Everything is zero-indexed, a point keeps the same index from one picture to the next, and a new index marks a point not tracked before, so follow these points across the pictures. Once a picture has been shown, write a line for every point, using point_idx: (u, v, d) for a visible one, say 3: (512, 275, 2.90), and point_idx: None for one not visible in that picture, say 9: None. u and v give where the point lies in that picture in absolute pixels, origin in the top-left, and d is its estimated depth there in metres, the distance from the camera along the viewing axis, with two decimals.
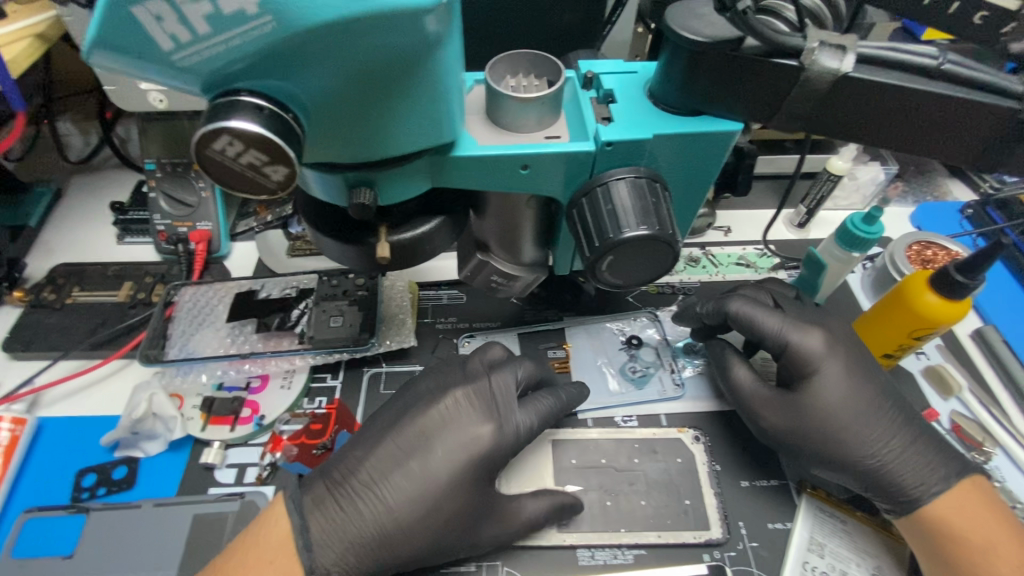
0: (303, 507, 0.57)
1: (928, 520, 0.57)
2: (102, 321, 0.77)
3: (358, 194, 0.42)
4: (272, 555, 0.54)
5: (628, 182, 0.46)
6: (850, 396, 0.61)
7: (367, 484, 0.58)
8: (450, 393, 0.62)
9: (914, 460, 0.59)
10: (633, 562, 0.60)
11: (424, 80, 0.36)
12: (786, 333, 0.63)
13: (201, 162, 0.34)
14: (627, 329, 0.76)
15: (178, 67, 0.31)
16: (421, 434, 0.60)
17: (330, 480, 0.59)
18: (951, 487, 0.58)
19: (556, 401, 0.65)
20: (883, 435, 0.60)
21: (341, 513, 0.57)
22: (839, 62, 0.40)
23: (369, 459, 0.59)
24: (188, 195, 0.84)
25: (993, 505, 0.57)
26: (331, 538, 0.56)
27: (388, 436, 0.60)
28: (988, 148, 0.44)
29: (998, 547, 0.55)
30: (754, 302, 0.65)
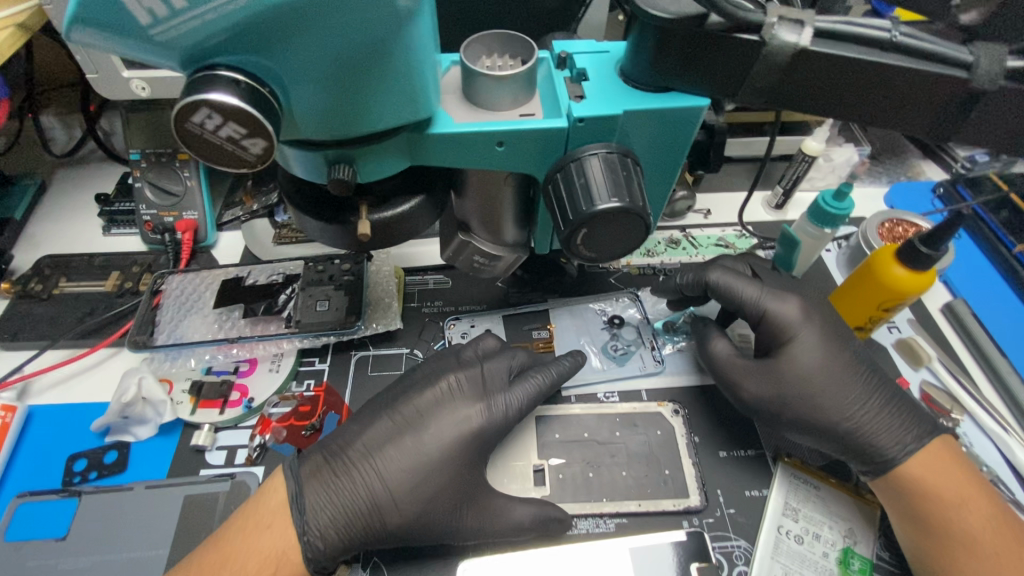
0: (301, 473, 0.58)
1: (902, 480, 0.59)
2: (90, 310, 0.78)
3: (338, 171, 0.44)
4: (271, 519, 0.55)
5: (601, 157, 0.48)
6: (826, 363, 0.63)
7: (363, 453, 0.60)
8: (446, 378, 0.64)
9: (888, 421, 0.61)
10: (615, 530, 0.62)
11: (398, 56, 0.37)
12: (764, 301, 0.65)
13: (180, 134, 0.35)
14: (609, 309, 0.78)
15: (156, 42, 0.32)
16: (416, 411, 0.62)
17: (328, 450, 0.60)
18: (924, 447, 0.60)
19: (546, 377, 0.66)
20: (858, 398, 0.62)
21: (336, 479, 0.58)
22: (797, 36, 0.42)
23: (364, 433, 0.61)
24: (173, 185, 0.84)
25: (961, 463, 0.60)
26: (321, 504, 0.57)
27: (385, 413, 0.62)
28: (942, 117, 0.46)
29: (967, 502, 0.57)
30: (735, 273, 0.67)
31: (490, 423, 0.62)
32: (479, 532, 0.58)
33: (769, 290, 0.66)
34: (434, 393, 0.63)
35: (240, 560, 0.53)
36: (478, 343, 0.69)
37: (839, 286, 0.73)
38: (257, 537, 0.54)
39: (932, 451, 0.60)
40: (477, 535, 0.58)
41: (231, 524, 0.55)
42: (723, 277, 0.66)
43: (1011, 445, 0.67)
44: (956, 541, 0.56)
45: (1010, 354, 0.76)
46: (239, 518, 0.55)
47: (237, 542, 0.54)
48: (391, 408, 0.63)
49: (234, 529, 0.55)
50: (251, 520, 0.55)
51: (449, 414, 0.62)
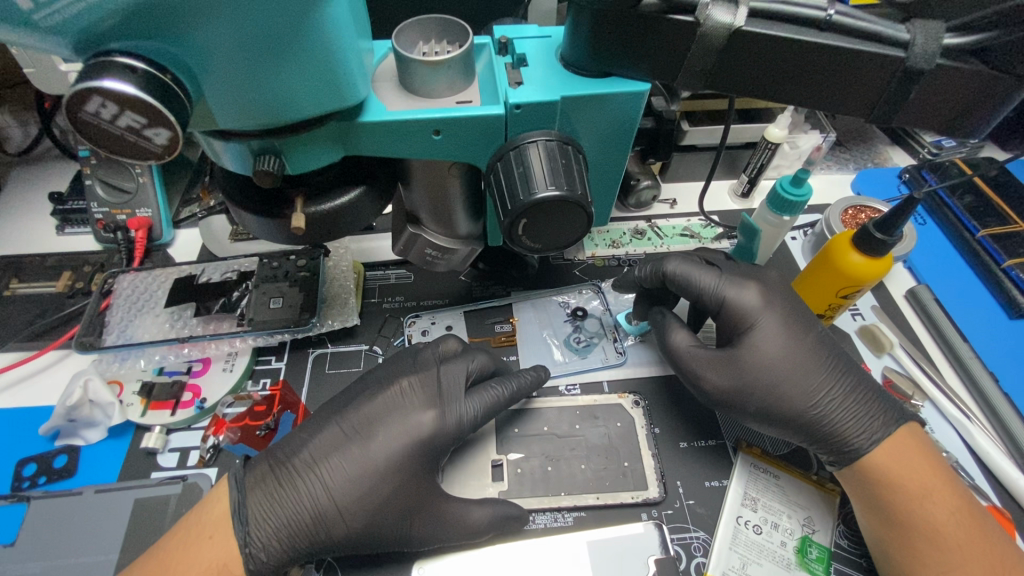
0: (246, 484, 0.57)
1: (868, 470, 0.58)
2: (40, 312, 0.76)
3: (263, 162, 0.42)
4: (212, 530, 0.54)
5: (541, 145, 0.46)
6: (787, 350, 0.62)
7: (309, 464, 0.57)
8: (398, 381, 0.62)
9: (854, 408, 0.60)
10: (573, 524, 0.61)
11: (313, 40, 0.36)
12: (722, 288, 0.64)
13: (76, 123, 0.34)
14: (572, 300, 0.77)
15: (40, 27, 0.31)
16: (367, 417, 0.60)
17: (274, 459, 0.58)
18: (890, 435, 0.59)
19: (505, 389, 0.63)
20: (824, 387, 0.61)
21: (281, 490, 0.56)
22: (732, 16, 0.42)
23: (311, 442, 0.59)
24: (125, 181, 0.82)
25: (930, 453, 0.59)
26: (265, 514, 0.55)
27: (334, 420, 0.60)
28: (882, 98, 0.45)
29: (934, 493, 0.56)
30: (692, 261, 0.66)
31: (441, 424, 0.60)
32: (432, 531, 0.57)
33: (727, 276, 0.65)
34: (383, 397, 0.61)
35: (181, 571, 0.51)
36: (438, 346, 0.66)
37: (802, 270, 0.72)
38: (199, 549, 0.53)
39: (900, 440, 0.59)
40: (432, 537, 0.57)
41: (173, 537, 0.54)
42: (681, 266, 0.65)
43: (971, 431, 0.67)
44: (919, 532, 0.55)
45: (973, 339, 0.76)
46: (181, 530, 0.54)
47: (178, 555, 0.52)
48: (339, 414, 0.61)
49: (175, 545, 0.53)
50: (193, 532, 0.53)
51: (398, 417, 0.59)
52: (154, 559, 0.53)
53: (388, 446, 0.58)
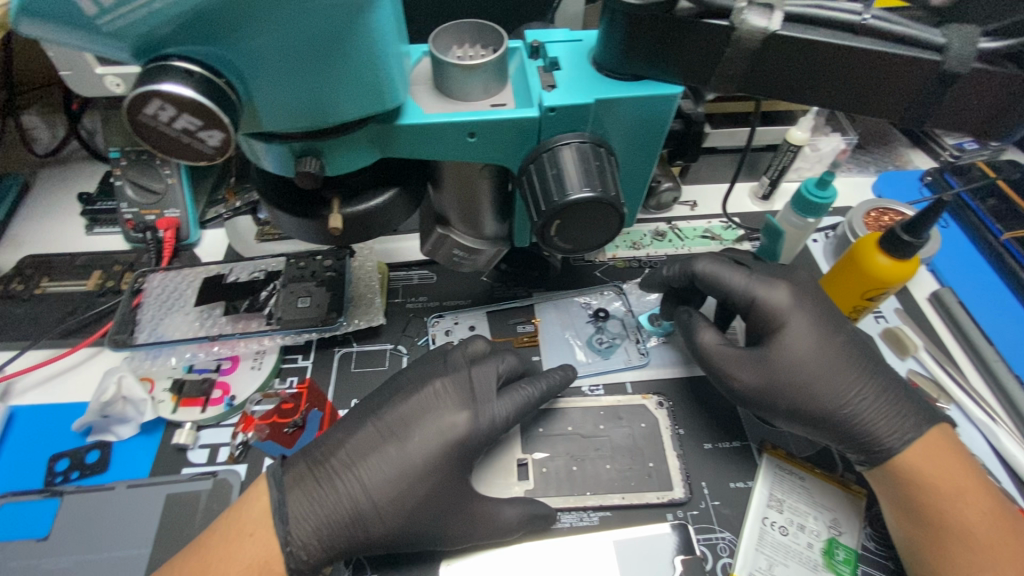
0: (285, 483, 0.57)
1: (899, 471, 0.58)
2: (71, 309, 0.78)
3: (305, 164, 0.43)
4: (253, 528, 0.54)
5: (574, 146, 0.47)
6: (819, 349, 0.62)
7: (342, 463, 0.58)
8: (431, 383, 0.61)
9: (885, 408, 0.60)
10: (598, 523, 0.61)
11: (359, 45, 0.37)
12: (752, 288, 0.64)
13: (134, 125, 0.35)
14: (594, 302, 0.78)
15: (103, 33, 0.32)
16: (401, 418, 0.60)
17: (311, 460, 0.59)
18: (921, 435, 0.59)
19: (535, 389, 0.64)
20: (854, 387, 0.61)
21: (319, 489, 0.57)
22: (768, 20, 0.42)
23: (349, 440, 0.59)
24: (154, 182, 0.84)
25: (962, 454, 0.59)
26: (304, 513, 0.55)
27: (369, 420, 0.60)
28: (915, 101, 0.45)
29: (967, 494, 0.56)
30: (720, 261, 0.66)
31: (476, 425, 0.59)
32: (461, 529, 0.57)
33: (758, 277, 0.65)
34: (416, 395, 0.61)
35: (222, 568, 0.52)
36: (466, 347, 0.66)
37: (829, 270, 0.72)
38: (239, 546, 0.53)
39: (931, 441, 0.59)
40: (460, 536, 0.58)
41: (213, 535, 0.54)
42: (710, 266, 0.66)
43: (998, 434, 0.67)
44: (951, 533, 0.55)
45: (997, 342, 0.75)
46: (221, 526, 0.55)
47: (219, 551, 0.53)
48: (374, 414, 0.61)
49: (216, 541, 0.54)
50: (233, 528, 0.54)
51: (432, 418, 0.59)
52: (198, 556, 0.53)
53: (422, 445, 0.58)
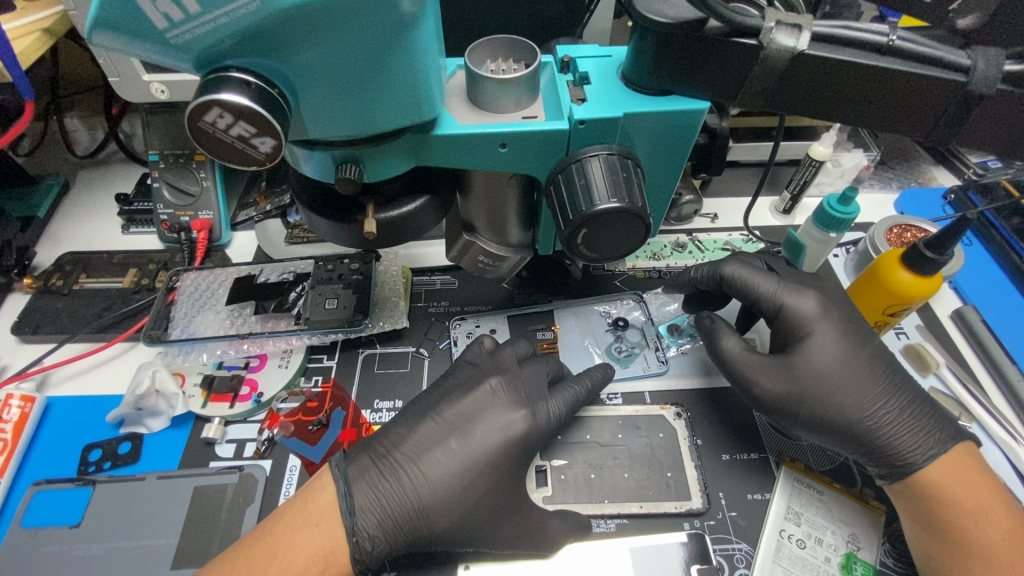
0: (350, 475, 0.59)
1: (919, 485, 0.58)
2: (108, 305, 0.80)
3: (345, 170, 0.45)
4: (319, 518, 0.56)
5: (602, 158, 0.48)
6: (845, 360, 0.62)
7: (410, 457, 0.60)
8: (487, 381, 0.64)
9: (908, 423, 0.60)
10: (616, 531, 0.62)
11: (403, 58, 0.39)
12: (781, 295, 0.65)
13: (192, 131, 0.37)
14: (614, 311, 0.78)
15: (171, 45, 0.34)
16: (459, 414, 0.63)
17: (374, 452, 0.61)
18: (945, 452, 0.59)
19: (582, 387, 0.66)
20: (875, 400, 0.61)
21: (384, 480, 0.59)
22: (796, 40, 0.44)
23: (410, 437, 0.61)
24: (190, 185, 0.87)
25: (986, 474, 0.59)
26: (371, 505, 0.57)
27: (429, 415, 0.63)
28: (942, 120, 0.46)
29: (988, 513, 0.56)
30: (751, 267, 0.67)
31: (533, 423, 0.62)
32: (481, 531, 0.59)
33: (787, 285, 0.66)
34: (474, 397, 0.63)
35: (291, 555, 0.54)
36: (510, 350, 0.68)
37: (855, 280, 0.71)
38: (306, 534, 0.55)
39: (955, 458, 0.59)
40: (474, 536, 0.59)
41: (277, 522, 0.56)
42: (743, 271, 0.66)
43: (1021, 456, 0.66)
44: (971, 550, 0.55)
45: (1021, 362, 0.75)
46: (288, 514, 0.56)
47: (285, 539, 0.55)
48: (434, 410, 0.63)
49: (281, 527, 0.55)
50: (301, 517, 0.56)
51: (492, 415, 0.62)
52: (262, 538, 0.55)
53: (447, 453, 0.60)
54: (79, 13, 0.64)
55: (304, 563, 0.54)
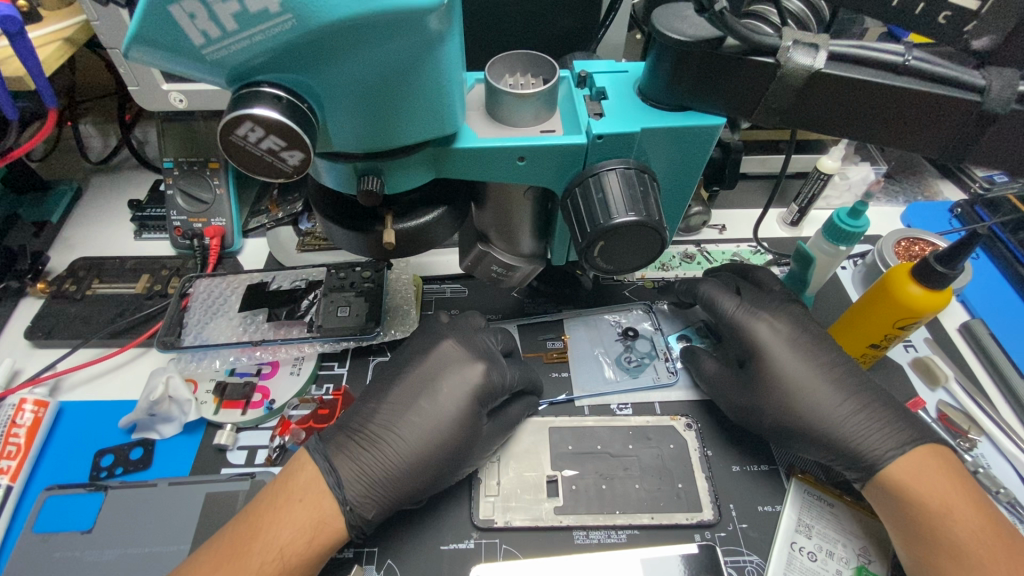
0: (328, 451, 0.59)
1: (888, 488, 0.59)
2: (120, 311, 0.81)
3: (367, 182, 0.45)
4: (302, 494, 0.56)
5: (619, 172, 0.49)
6: (804, 366, 0.65)
7: (383, 427, 0.61)
8: (446, 341, 0.66)
9: (864, 424, 0.62)
10: (626, 541, 0.62)
11: (428, 75, 0.39)
12: (740, 318, 0.69)
13: (224, 144, 0.38)
14: (624, 320, 0.79)
15: (207, 60, 0.35)
16: (423, 375, 0.64)
17: (349, 428, 0.61)
18: (906, 453, 0.60)
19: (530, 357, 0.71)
20: (832, 403, 0.63)
21: (365, 453, 0.59)
22: (812, 59, 0.44)
23: (381, 409, 0.62)
24: (203, 192, 0.88)
25: (950, 469, 0.59)
26: (356, 475, 0.58)
27: (395, 382, 0.64)
28: (956, 137, 0.47)
29: (954, 510, 0.56)
30: (720, 287, 0.72)
31: (490, 377, 0.64)
32: None
33: (746, 307, 0.70)
34: (438, 358, 0.65)
35: (274, 531, 0.54)
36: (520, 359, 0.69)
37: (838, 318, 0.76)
38: (290, 510, 0.55)
39: (917, 457, 0.59)
40: None
41: (259, 504, 0.56)
42: (710, 290, 0.72)
43: None
44: (942, 550, 0.55)
45: None
46: (271, 493, 0.56)
47: (269, 516, 0.55)
48: (397, 377, 0.65)
49: (265, 506, 0.56)
50: (282, 494, 0.56)
51: (455, 372, 0.64)
52: (247, 518, 0.55)
53: (416, 421, 0.61)
54: (103, 23, 0.64)
55: (291, 536, 0.54)
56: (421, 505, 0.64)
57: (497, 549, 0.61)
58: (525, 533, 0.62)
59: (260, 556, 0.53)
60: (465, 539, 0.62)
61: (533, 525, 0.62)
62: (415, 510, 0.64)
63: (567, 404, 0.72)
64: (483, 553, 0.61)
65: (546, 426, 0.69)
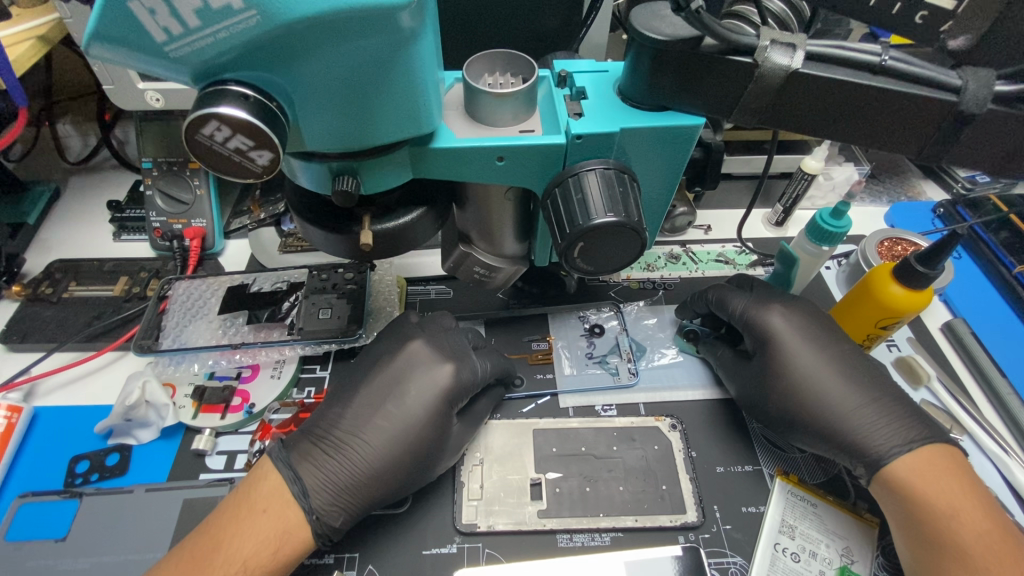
0: (292, 459, 0.59)
1: (895, 485, 0.59)
2: (98, 314, 0.79)
3: (341, 182, 0.45)
4: (266, 504, 0.55)
5: (598, 172, 0.49)
6: (798, 364, 0.66)
7: (347, 430, 0.61)
8: (418, 342, 0.66)
9: (872, 417, 0.62)
10: (611, 544, 0.61)
11: (401, 73, 0.39)
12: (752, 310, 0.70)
13: (191, 145, 0.38)
14: (592, 317, 0.79)
15: (170, 58, 0.34)
16: (393, 375, 0.63)
17: (314, 436, 0.61)
18: (913, 451, 0.59)
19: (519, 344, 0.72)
20: (838, 398, 0.63)
21: (329, 460, 0.59)
22: (790, 59, 0.44)
23: (346, 414, 0.62)
24: (183, 193, 0.86)
25: (961, 473, 0.58)
26: (322, 484, 0.58)
27: (360, 387, 0.63)
28: (934, 137, 0.47)
29: (962, 513, 0.56)
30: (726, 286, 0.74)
31: (458, 375, 0.64)
32: None
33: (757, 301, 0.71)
34: (405, 357, 0.64)
35: (237, 543, 0.53)
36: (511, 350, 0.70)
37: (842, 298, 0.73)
38: (253, 521, 0.54)
39: (926, 456, 0.59)
40: None
41: (220, 518, 0.55)
42: (720, 291, 0.73)
43: (1011, 467, 0.67)
44: (947, 551, 0.55)
45: (1011, 374, 0.76)
46: (233, 505, 0.55)
47: (231, 529, 0.54)
48: (363, 381, 0.64)
49: (226, 519, 0.54)
50: (245, 505, 0.55)
51: (422, 372, 0.64)
52: (206, 530, 0.54)
53: (382, 425, 0.61)
54: (75, 21, 0.63)
55: (254, 549, 0.53)
56: (405, 508, 0.63)
57: (480, 553, 0.61)
58: (508, 537, 0.61)
59: (223, 569, 0.52)
60: (447, 543, 0.61)
61: (516, 529, 0.61)
62: (397, 514, 0.63)
63: (552, 405, 0.71)
64: (466, 558, 0.60)
65: (530, 428, 0.68)
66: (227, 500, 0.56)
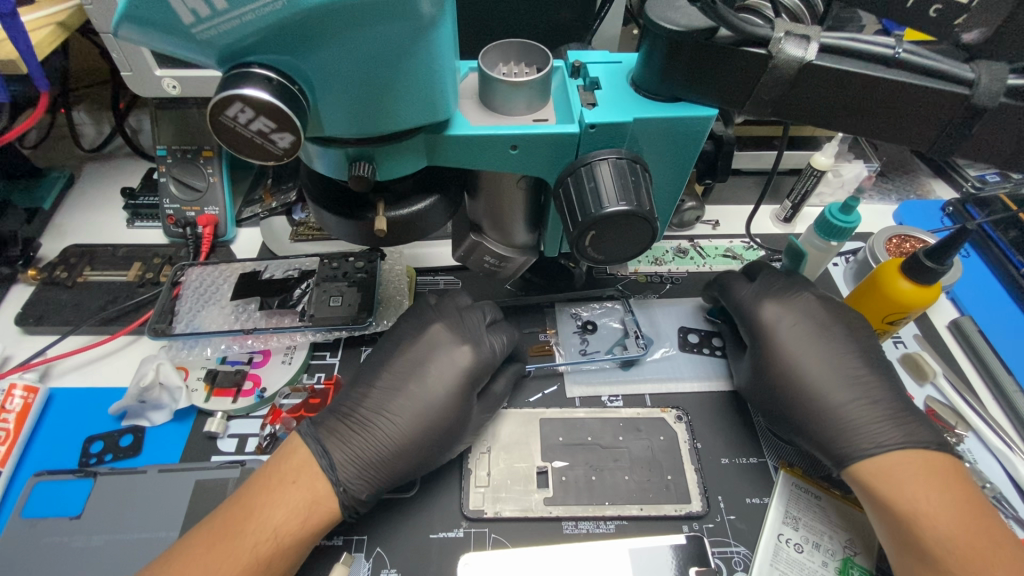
0: (320, 435, 0.61)
1: (865, 486, 0.60)
2: (112, 298, 0.81)
3: (358, 167, 0.45)
4: (295, 476, 0.57)
5: (611, 162, 0.49)
6: (804, 357, 0.66)
7: (373, 410, 0.62)
8: (429, 329, 0.67)
9: (869, 413, 0.63)
10: (615, 531, 0.62)
11: (419, 59, 0.39)
12: (753, 304, 0.71)
13: (214, 126, 0.39)
14: (584, 314, 0.79)
15: (197, 40, 0.35)
16: (413, 359, 0.65)
17: (339, 413, 0.63)
18: (885, 452, 0.60)
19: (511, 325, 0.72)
20: (847, 384, 0.64)
21: (355, 436, 0.61)
22: (803, 50, 0.45)
23: (372, 393, 0.64)
24: (197, 180, 0.87)
25: (933, 474, 0.58)
26: (349, 458, 0.59)
27: (382, 371, 0.65)
28: (946, 131, 0.48)
29: (925, 515, 0.55)
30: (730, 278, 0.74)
31: (466, 364, 0.64)
32: None
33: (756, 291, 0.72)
34: (421, 344, 0.66)
35: (267, 512, 0.55)
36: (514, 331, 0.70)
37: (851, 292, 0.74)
38: (283, 492, 0.56)
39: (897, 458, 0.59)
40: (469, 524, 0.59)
41: (251, 489, 0.57)
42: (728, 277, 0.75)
43: (1016, 463, 0.67)
44: (913, 550, 0.55)
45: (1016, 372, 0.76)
46: (262, 479, 0.57)
47: (261, 498, 0.56)
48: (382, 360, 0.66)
49: (256, 490, 0.57)
50: (274, 477, 0.57)
51: (444, 354, 0.65)
52: (235, 501, 0.56)
53: (393, 410, 0.62)
54: (95, 8, 0.64)
55: (284, 518, 0.55)
56: (412, 493, 0.64)
57: (486, 537, 0.61)
58: (514, 523, 0.62)
59: (255, 536, 0.53)
60: (455, 527, 0.62)
61: (523, 516, 0.62)
62: (405, 498, 0.64)
63: (558, 395, 0.72)
64: (473, 542, 0.61)
65: (537, 417, 0.69)
66: (257, 474, 0.58)
